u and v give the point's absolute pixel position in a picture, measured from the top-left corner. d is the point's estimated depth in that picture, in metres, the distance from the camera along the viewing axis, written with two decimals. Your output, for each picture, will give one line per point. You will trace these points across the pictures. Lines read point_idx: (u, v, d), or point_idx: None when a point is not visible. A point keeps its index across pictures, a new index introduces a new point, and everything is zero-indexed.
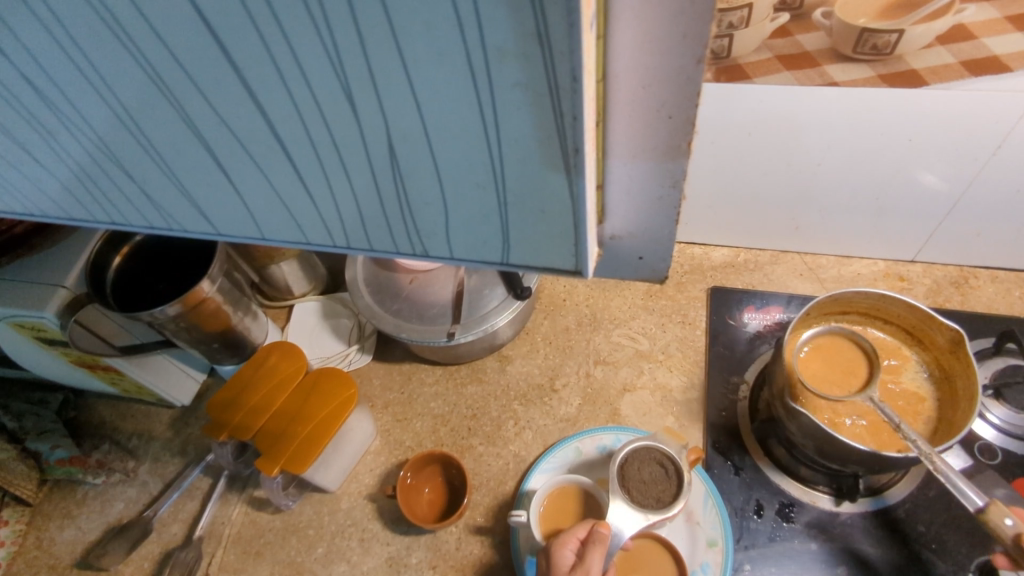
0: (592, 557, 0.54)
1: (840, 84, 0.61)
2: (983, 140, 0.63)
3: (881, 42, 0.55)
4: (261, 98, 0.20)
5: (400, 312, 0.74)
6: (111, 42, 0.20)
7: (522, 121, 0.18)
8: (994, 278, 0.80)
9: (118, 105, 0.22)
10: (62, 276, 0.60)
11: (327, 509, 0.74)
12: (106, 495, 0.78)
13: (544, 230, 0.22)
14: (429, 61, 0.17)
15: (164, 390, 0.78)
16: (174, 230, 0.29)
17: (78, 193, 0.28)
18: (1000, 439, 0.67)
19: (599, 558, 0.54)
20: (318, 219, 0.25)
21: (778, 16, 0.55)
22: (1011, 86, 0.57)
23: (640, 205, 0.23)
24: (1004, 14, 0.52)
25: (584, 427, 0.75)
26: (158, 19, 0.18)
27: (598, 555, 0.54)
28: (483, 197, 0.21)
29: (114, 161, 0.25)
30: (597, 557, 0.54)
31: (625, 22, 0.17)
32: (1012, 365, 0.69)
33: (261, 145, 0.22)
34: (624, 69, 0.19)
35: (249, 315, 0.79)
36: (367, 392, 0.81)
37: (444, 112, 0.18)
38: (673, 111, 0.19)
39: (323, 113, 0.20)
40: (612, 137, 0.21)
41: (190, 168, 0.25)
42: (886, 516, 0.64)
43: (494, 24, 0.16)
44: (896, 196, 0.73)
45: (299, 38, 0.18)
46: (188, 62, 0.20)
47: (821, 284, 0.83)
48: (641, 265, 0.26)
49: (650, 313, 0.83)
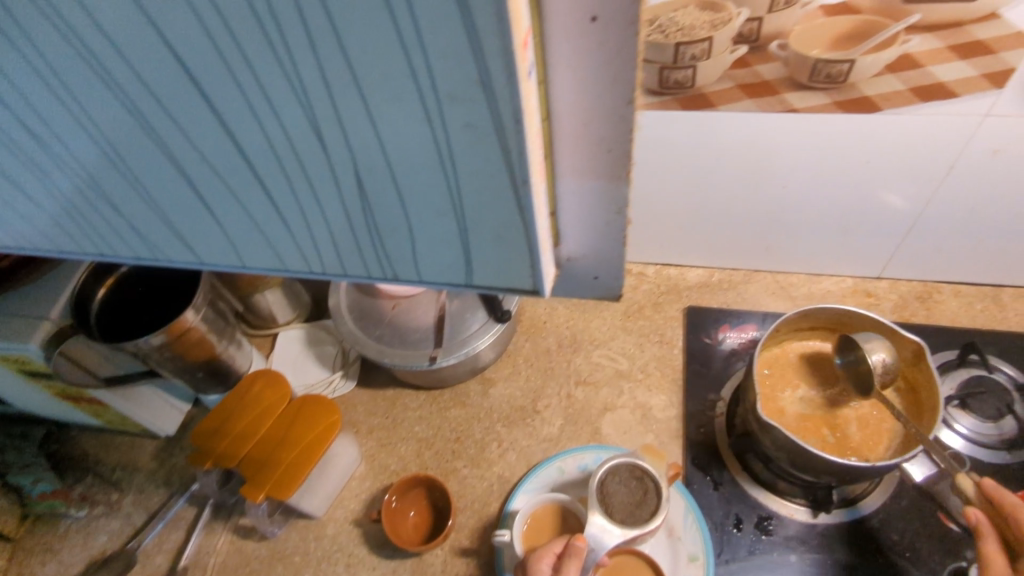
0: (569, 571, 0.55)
1: (799, 110, 0.64)
2: (936, 159, 0.66)
3: (835, 71, 0.59)
4: (239, 137, 0.22)
5: (383, 337, 0.75)
6: (102, 89, 0.21)
7: (475, 157, 0.20)
8: (956, 293, 0.83)
9: (106, 145, 0.24)
10: (45, 309, 0.61)
11: (313, 535, 0.74)
12: (89, 529, 0.77)
13: (503, 253, 0.24)
14: (390, 105, 0.19)
15: (148, 421, 0.78)
16: (159, 260, 0.31)
17: (67, 228, 0.30)
18: (968, 448, 0.69)
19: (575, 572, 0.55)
20: (295, 247, 0.27)
21: (736, 48, 0.59)
22: (956, 110, 0.60)
23: (591, 230, 0.24)
24: (944, 45, 0.55)
25: (567, 447, 0.76)
26: (146, 70, 0.20)
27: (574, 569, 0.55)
28: (444, 222, 0.23)
29: (102, 196, 0.27)
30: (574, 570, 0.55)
31: (563, 71, 0.19)
32: (977, 376, 0.72)
33: (241, 181, 0.24)
34: (565, 110, 0.20)
35: (234, 344, 0.80)
36: (351, 418, 0.82)
37: (405, 150, 0.20)
38: (612, 146, 0.21)
39: (297, 151, 0.22)
40: (558, 168, 0.22)
41: (174, 202, 0.26)
42: (861, 526, 0.66)
43: (444, 74, 0.17)
44: (860, 215, 0.77)
45: (271, 84, 0.19)
46: (173, 108, 0.21)
47: (793, 302, 0.85)
48: (597, 283, 0.27)
49: (629, 333, 0.85)
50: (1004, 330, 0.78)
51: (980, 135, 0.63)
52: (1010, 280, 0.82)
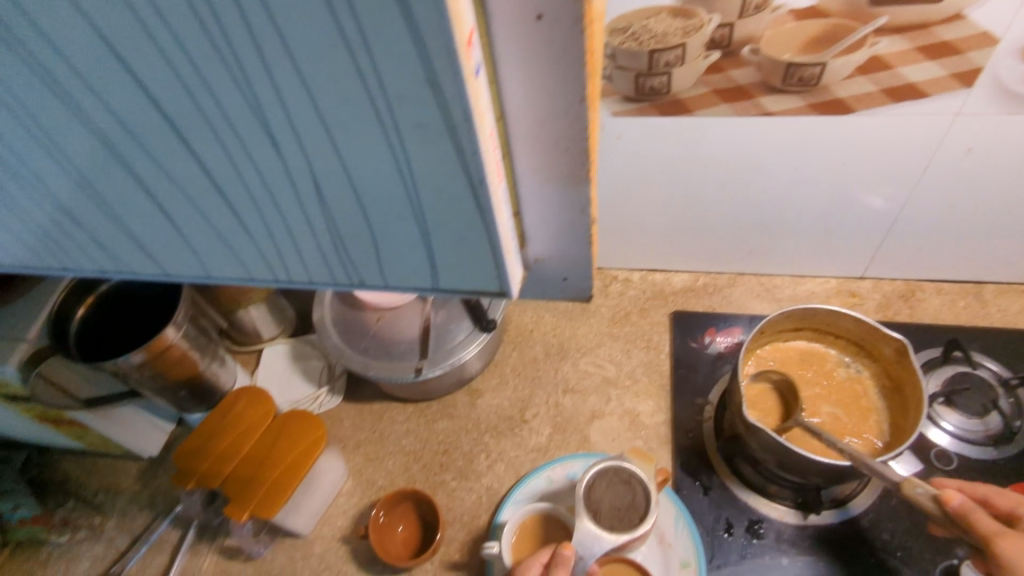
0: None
1: (774, 114, 0.65)
2: (911, 158, 0.67)
3: (807, 74, 0.59)
4: (196, 147, 0.22)
5: (368, 350, 0.75)
6: (56, 104, 0.21)
7: (430, 158, 0.20)
8: (939, 291, 0.84)
9: (64, 159, 0.24)
10: (22, 330, 0.60)
11: (300, 554, 0.73)
12: (71, 554, 0.76)
13: (466, 255, 0.23)
14: (340, 107, 0.19)
15: (130, 443, 0.77)
16: (126, 273, 0.30)
17: (31, 244, 0.29)
18: (955, 445, 0.69)
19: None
20: (259, 256, 0.26)
21: (709, 54, 0.60)
22: (927, 110, 0.61)
23: (556, 230, 0.24)
24: (912, 46, 0.56)
25: (556, 456, 0.75)
26: (96, 81, 0.20)
27: None
28: (406, 226, 0.23)
29: (64, 212, 0.27)
30: None
31: (512, 68, 0.19)
32: (960, 373, 0.72)
33: (201, 191, 0.24)
34: (518, 108, 0.20)
35: (217, 362, 0.80)
36: (338, 433, 0.81)
37: (360, 153, 0.20)
38: (569, 143, 0.21)
39: (254, 159, 0.22)
40: (518, 168, 0.22)
41: (137, 215, 0.26)
42: (851, 527, 0.66)
43: (391, 75, 0.17)
44: (840, 216, 0.77)
45: (221, 89, 0.19)
46: (127, 120, 0.21)
47: (777, 304, 0.86)
48: (566, 284, 0.27)
49: (616, 339, 0.85)
50: (987, 326, 0.79)
51: (953, 134, 0.63)
52: (991, 277, 0.83)
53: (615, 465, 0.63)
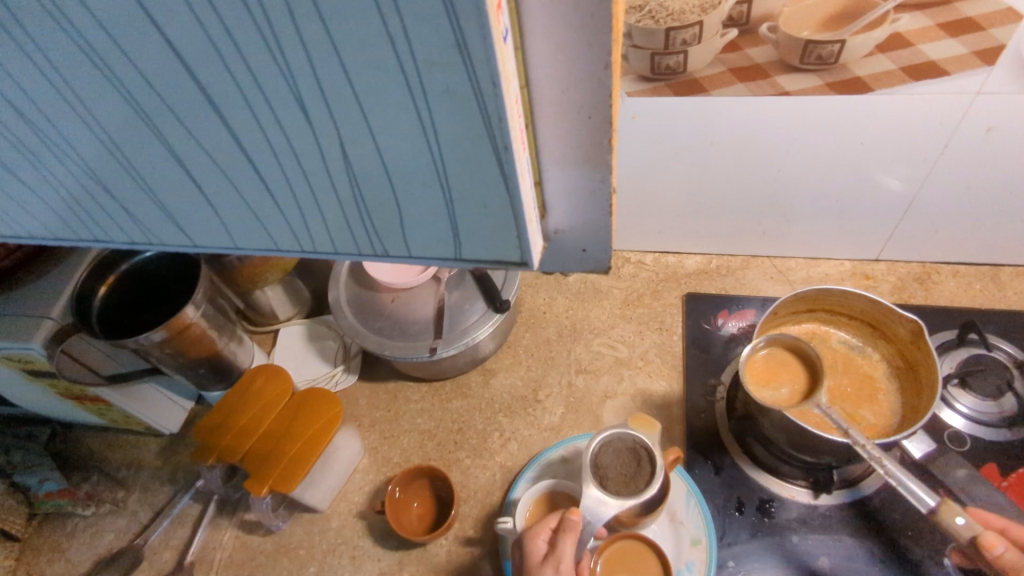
0: (564, 545, 0.55)
1: (791, 93, 0.64)
2: (930, 138, 0.67)
3: (826, 52, 0.59)
4: (227, 116, 0.22)
5: (383, 330, 0.76)
6: (93, 73, 0.22)
7: (456, 124, 0.20)
8: (955, 273, 0.83)
9: (98, 128, 0.24)
10: (48, 307, 0.61)
11: (318, 528, 0.75)
12: (96, 526, 0.78)
13: (489, 224, 0.24)
14: (368, 72, 0.19)
15: (152, 419, 0.79)
16: (155, 245, 0.31)
17: (63, 215, 0.30)
18: (969, 427, 0.69)
19: (571, 545, 0.55)
20: (286, 226, 0.27)
21: (726, 32, 0.60)
22: (948, 88, 0.61)
23: (576, 201, 0.25)
24: (934, 23, 0.56)
25: (568, 435, 0.76)
26: (132, 49, 0.21)
27: (570, 542, 0.55)
28: (430, 194, 0.23)
29: (97, 182, 0.27)
30: (569, 544, 0.55)
31: (538, 35, 0.19)
32: (974, 355, 0.72)
33: (231, 160, 0.24)
34: (543, 76, 0.20)
35: (235, 341, 0.81)
36: (354, 412, 0.82)
37: (388, 120, 0.21)
38: (592, 111, 0.21)
39: (283, 127, 0.22)
40: (541, 137, 0.22)
41: (167, 186, 0.27)
42: (862, 506, 0.66)
43: (421, 40, 0.18)
44: (856, 198, 0.77)
45: (254, 56, 0.20)
46: (161, 88, 0.22)
47: (791, 287, 0.85)
48: (585, 257, 0.27)
49: (629, 321, 0.85)
50: (1004, 309, 0.78)
51: (973, 113, 0.63)
52: (1008, 260, 0.82)
53: (620, 433, 0.65)
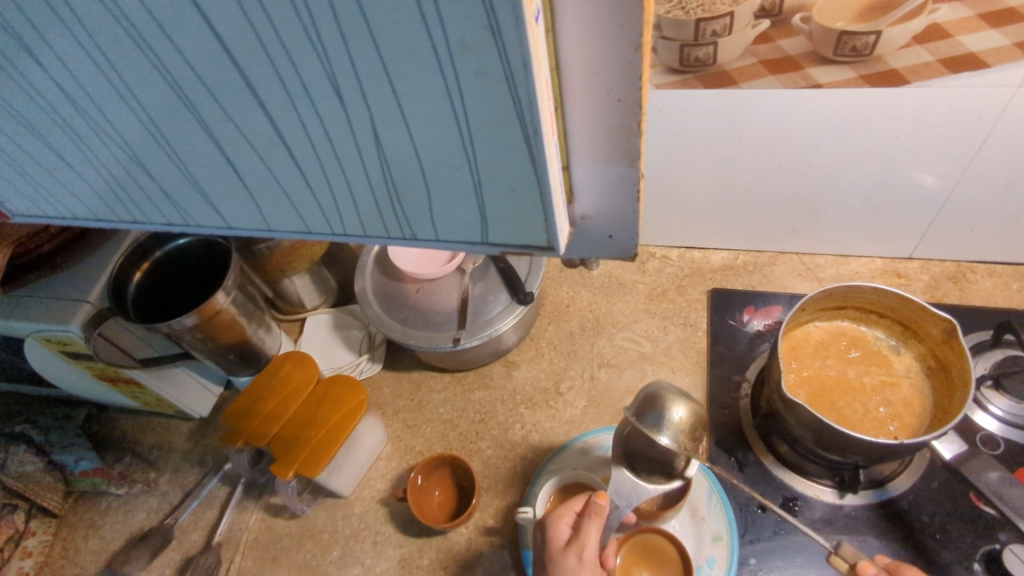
0: (589, 529, 0.55)
1: (823, 86, 0.63)
2: (969, 134, 0.65)
3: (860, 44, 0.57)
4: (263, 98, 0.23)
5: (408, 320, 0.76)
6: (138, 55, 0.23)
7: (486, 106, 0.20)
8: (991, 272, 0.81)
9: (139, 109, 0.25)
10: (86, 292, 0.63)
11: (341, 513, 0.76)
12: (129, 505, 0.81)
13: (517, 207, 0.24)
14: (402, 55, 0.19)
15: (182, 402, 0.81)
16: (191, 226, 0.32)
17: (104, 195, 0.31)
18: (1002, 430, 0.67)
19: (596, 531, 0.55)
20: (317, 209, 0.28)
21: (758, 23, 0.59)
22: (988, 81, 0.59)
23: (604, 187, 0.25)
24: (974, 13, 0.54)
25: (589, 428, 0.76)
26: (175, 32, 0.21)
27: (595, 527, 0.55)
28: (459, 177, 0.23)
29: (137, 163, 0.28)
30: (594, 529, 0.55)
31: (571, 16, 0.19)
32: (1010, 356, 0.70)
33: (266, 142, 0.25)
34: (573, 59, 0.20)
35: (263, 328, 0.83)
36: (377, 400, 0.84)
37: (420, 102, 0.21)
38: (621, 95, 0.21)
39: (317, 109, 0.22)
40: (570, 120, 0.22)
41: (204, 167, 0.27)
42: (888, 507, 0.65)
43: (454, 22, 0.18)
44: (890, 194, 0.75)
45: (292, 40, 0.20)
46: (202, 70, 0.22)
47: (820, 284, 0.84)
48: (612, 243, 0.27)
49: (652, 316, 0.84)
50: None
51: (1014, 108, 0.61)
52: None
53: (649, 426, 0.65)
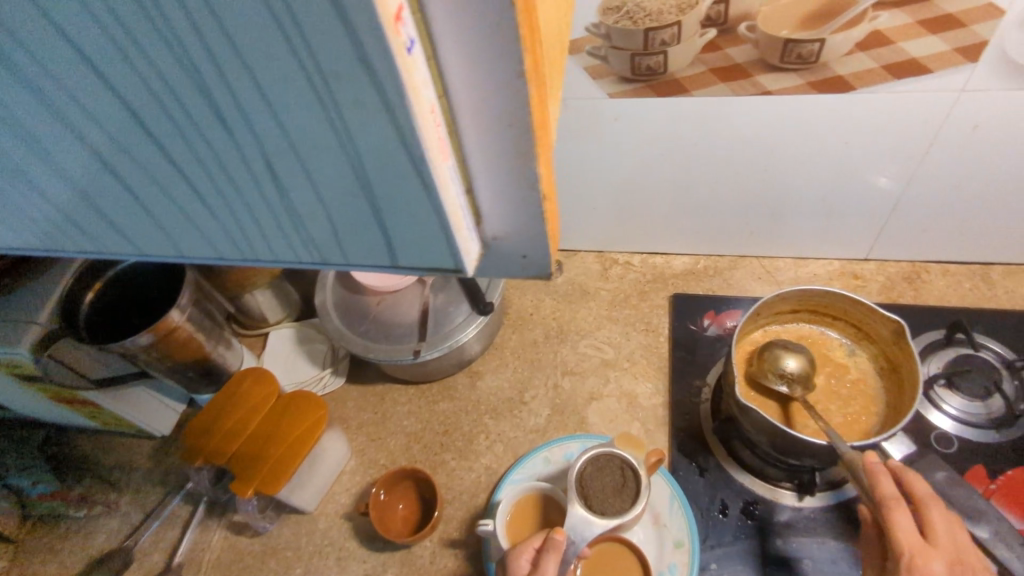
0: (547, 564, 0.54)
1: (773, 93, 0.64)
2: (916, 137, 0.66)
3: (806, 51, 0.58)
4: (152, 130, 0.22)
5: (368, 333, 0.76)
6: (17, 89, 0.22)
7: (373, 135, 0.20)
8: (945, 272, 0.83)
9: (30, 141, 0.24)
10: (34, 312, 0.62)
11: (305, 530, 0.75)
12: (88, 528, 0.79)
13: (420, 233, 0.24)
14: (282, 86, 0.19)
15: (141, 421, 0.79)
16: (105, 251, 0.31)
17: (10, 223, 0.30)
18: (957, 429, 0.68)
19: (554, 565, 0.54)
20: (225, 236, 0.27)
21: (705, 31, 0.59)
22: (930, 86, 0.60)
23: (510, 209, 0.25)
24: (913, 20, 0.55)
25: (553, 437, 0.76)
26: (51, 65, 0.21)
27: (552, 562, 0.54)
28: (359, 203, 0.23)
29: (38, 192, 0.27)
30: (552, 564, 0.54)
31: (450, 45, 0.19)
32: (963, 355, 0.71)
33: (162, 172, 0.24)
34: (459, 85, 0.20)
35: (223, 344, 0.81)
36: (341, 414, 0.83)
37: (307, 132, 0.21)
38: (512, 119, 0.21)
39: (208, 140, 0.22)
40: (467, 147, 0.22)
41: (106, 196, 0.27)
42: (845, 508, 0.66)
43: (325, 54, 0.18)
44: (843, 197, 0.76)
45: (169, 73, 0.20)
46: (85, 103, 0.22)
47: (779, 287, 0.85)
48: (527, 262, 0.27)
49: (616, 323, 0.85)
50: (995, 308, 0.77)
51: (958, 111, 0.62)
52: (1000, 258, 0.81)
53: (605, 453, 0.64)
